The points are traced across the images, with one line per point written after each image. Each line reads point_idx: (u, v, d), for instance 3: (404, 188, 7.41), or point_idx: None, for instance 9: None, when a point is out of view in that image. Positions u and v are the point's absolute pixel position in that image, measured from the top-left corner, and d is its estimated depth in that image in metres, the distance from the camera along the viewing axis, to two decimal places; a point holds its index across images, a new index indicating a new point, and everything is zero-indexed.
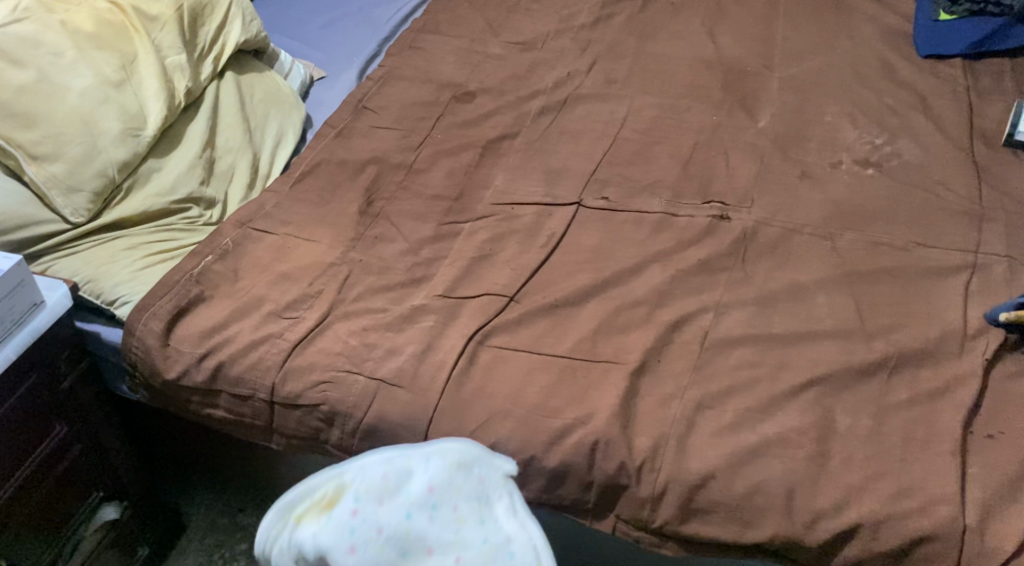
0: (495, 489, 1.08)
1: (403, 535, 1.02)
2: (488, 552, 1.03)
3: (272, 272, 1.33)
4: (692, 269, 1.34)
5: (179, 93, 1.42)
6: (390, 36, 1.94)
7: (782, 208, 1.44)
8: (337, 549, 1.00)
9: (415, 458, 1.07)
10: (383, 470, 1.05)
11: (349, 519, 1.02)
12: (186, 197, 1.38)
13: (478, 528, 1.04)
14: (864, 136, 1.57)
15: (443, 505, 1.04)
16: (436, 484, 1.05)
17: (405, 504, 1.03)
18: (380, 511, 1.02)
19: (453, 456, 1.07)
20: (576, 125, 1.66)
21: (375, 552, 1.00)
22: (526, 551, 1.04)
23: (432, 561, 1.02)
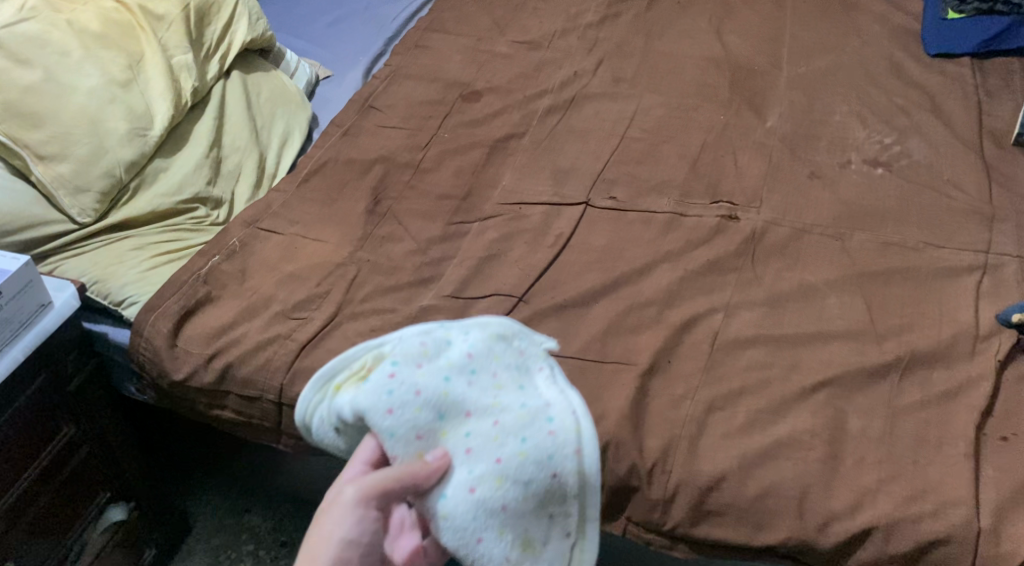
0: (536, 362, 1.12)
1: (442, 398, 1.06)
2: (526, 417, 1.06)
3: (279, 272, 1.32)
4: (702, 269, 1.33)
5: (186, 93, 1.41)
6: (396, 34, 1.93)
7: (791, 208, 1.43)
8: (375, 410, 1.04)
9: (454, 331, 1.12)
10: (422, 341, 1.10)
11: (386, 380, 1.06)
12: (193, 196, 1.37)
13: (517, 394, 1.08)
14: (873, 135, 1.57)
15: (482, 371, 1.09)
16: (476, 351, 1.10)
17: (444, 368, 1.08)
18: (418, 375, 1.07)
19: (492, 329, 1.12)
20: (584, 124, 1.65)
21: (414, 414, 1.05)
22: (564, 415, 1.07)
23: (469, 424, 1.06)
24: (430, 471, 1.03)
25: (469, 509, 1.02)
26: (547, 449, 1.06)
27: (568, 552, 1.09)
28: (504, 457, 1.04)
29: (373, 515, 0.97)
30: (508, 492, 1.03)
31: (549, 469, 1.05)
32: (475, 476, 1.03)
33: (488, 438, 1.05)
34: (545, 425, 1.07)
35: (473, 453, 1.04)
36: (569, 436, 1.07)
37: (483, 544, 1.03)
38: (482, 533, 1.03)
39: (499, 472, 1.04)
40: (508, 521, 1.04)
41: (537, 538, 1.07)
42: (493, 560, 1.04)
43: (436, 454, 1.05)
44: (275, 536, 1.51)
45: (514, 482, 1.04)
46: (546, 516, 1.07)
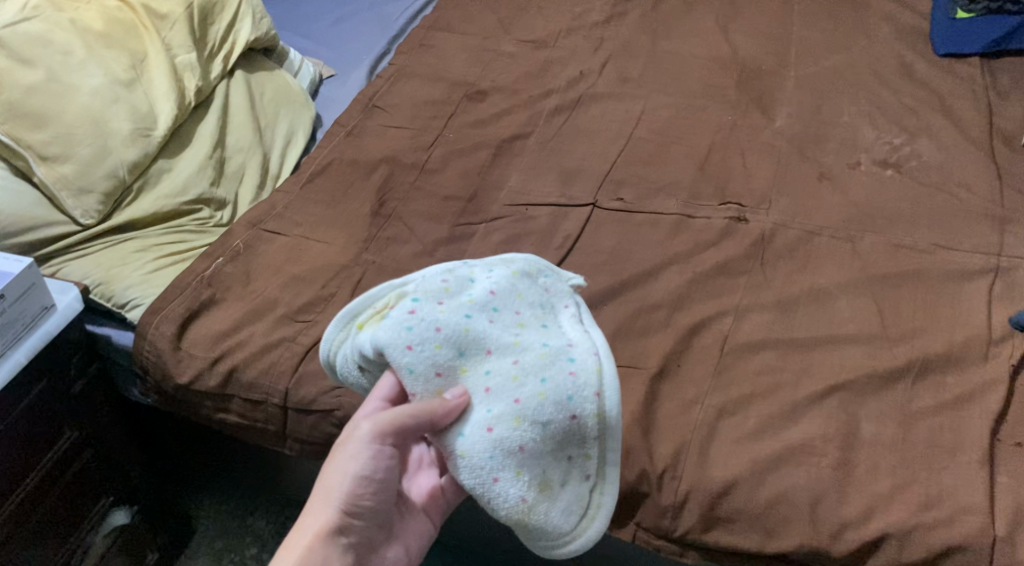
0: (561, 302, 1.11)
1: (462, 334, 1.05)
2: (547, 356, 1.05)
3: (284, 274, 1.31)
4: (711, 272, 1.32)
5: (189, 92, 1.40)
6: (400, 33, 1.91)
7: (801, 210, 1.42)
8: (393, 345, 1.04)
9: (478, 268, 1.11)
10: (445, 277, 1.09)
11: (407, 317, 1.05)
12: (197, 197, 1.36)
13: (540, 333, 1.07)
14: (883, 136, 1.55)
15: (504, 309, 1.08)
16: (499, 288, 1.08)
17: (466, 305, 1.07)
18: (439, 312, 1.06)
19: (517, 267, 1.11)
20: (591, 124, 1.64)
21: (433, 350, 1.04)
22: (587, 355, 1.06)
23: (489, 362, 1.05)
24: (448, 409, 1.03)
25: (485, 448, 1.02)
26: (567, 390, 1.04)
27: (587, 495, 1.07)
28: (523, 397, 1.03)
29: (385, 452, 1.04)
30: (526, 432, 1.02)
31: (569, 410, 1.04)
32: (493, 416, 1.03)
33: (507, 377, 1.04)
34: (567, 365, 1.05)
35: (491, 392, 1.04)
36: (590, 378, 1.05)
37: (499, 484, 1.02)
38: (499, 474, 1.02)
39: (517, 413, 1.02)
40: (525, 462, 1.03)
41: (555, 480, 1.05)
42: (509, 501, 1.03)
43: (455, 391, 1.05)
44: (280, 539, 1.49)
45: (532, 423, 1.02)
46: (565, 458, 1.06)
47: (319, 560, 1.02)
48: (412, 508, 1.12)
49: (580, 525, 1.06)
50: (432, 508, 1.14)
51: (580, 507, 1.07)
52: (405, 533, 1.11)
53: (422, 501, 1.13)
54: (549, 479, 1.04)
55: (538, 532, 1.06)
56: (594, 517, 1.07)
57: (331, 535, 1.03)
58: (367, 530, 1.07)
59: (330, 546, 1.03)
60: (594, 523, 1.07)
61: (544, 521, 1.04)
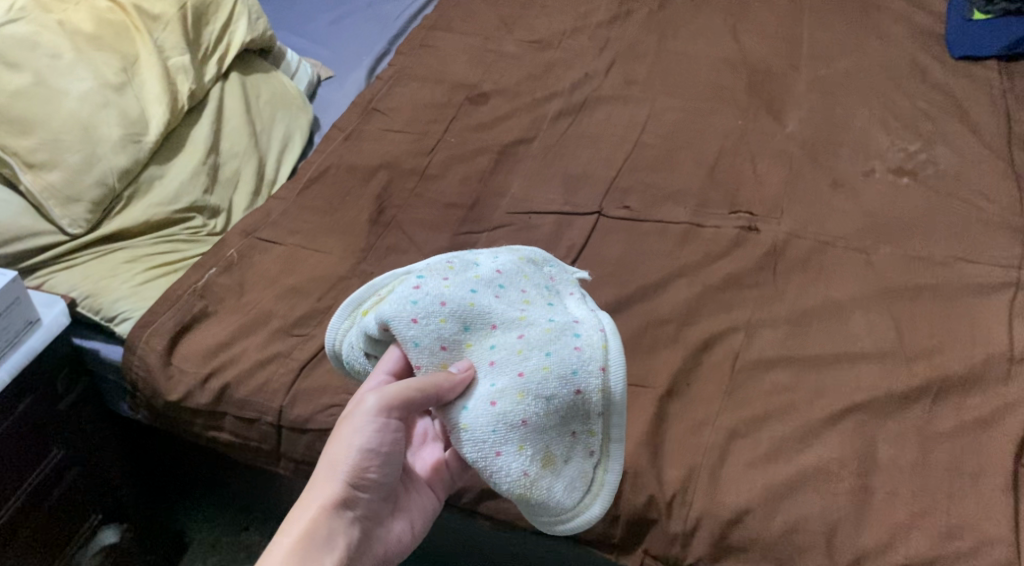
0: (566, 286, 1.07)
1: (467, 309, 1.01)
2: (552, 331, 1.00)
3: (279, 285, 1.27)
4: (721, 284, 1.28)
5: (182, 96, 1.36)
6: (400, 34, 1.87)
7: (814, 218, 1.37)
8: (397, 318, 1.00)
9: (484, 254, 1.08)
10: (451, 260, 1.06)
11: (412, 291, 1.02)
12: (190, 205, 1.32)
13: (545, 310, 1.03)
14: (897, 142, 1.51)
15: (510, 287, 1.04)
16: (505, 269, 1.05)
17: (471, 281, 1.03)
18: (444, 287, 1.02)
19: (523, 253, 1.08)
20: (596, 128, 1.59)
21: (438, 324, 1.00)
22: (592, 331, 1.01)
23: (494, 337, 1.01)
24: (455, 383, 0.99)
25: (488, 421, 0.97)
26: (572, 364, 0.99)
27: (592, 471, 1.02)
28: (528, 370, 0.98)
29: (391, 425, 1.00)
30: (530, 406, 0.97)
31: (573, 385, 0.98)
32: (497, 389, 0.98)
33: (512, 350, 0.99)
34: (572, 341, 1.00)
35: (496, 366, 0.99)
36: (596, 353, 1.00)
37: (502, 458, 0.97)
38: (502, 447, 0.97)
39: (522, 386, 0.97)
40: (529, 436, 0.97)
41: (558, 455, 0.99)
42: (511, 476, 0.98)
43: (461, 366, 1.01)
44: None
45: (537, 397, 0.97)
46: (569, 435, 1.00)
47: (324, 534, 0.97)
48: (417, 481, 1.07)
49: (583, 502, 1.01)
50: (436, 482, 1.09)
51: (583, 483, 1.02)
52: (411, 507, 1.06)
53: (427, 475, 1.08)
54: (552, 453, 0.99)
55: (540, 508, 1.00)
56: (599, 493, 1.02)
57: (336, 509, 0.98)
58: (373, 504, 1.02)
59: (336, 520, 0.98)
60: (599, 499, 1.01)
61: (546, 496, 0.98)
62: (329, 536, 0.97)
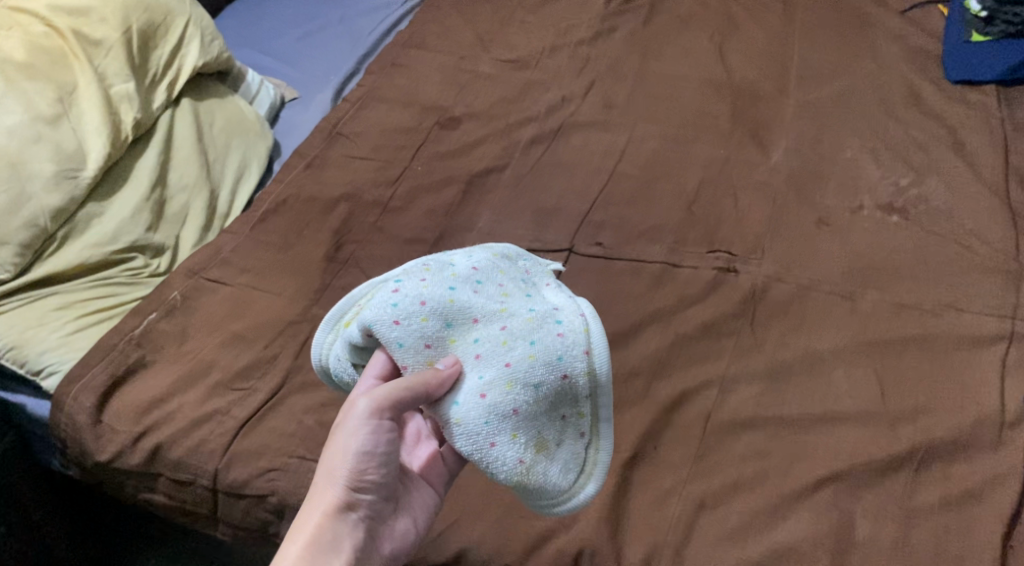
0: (542, 278, 1.07)
1: (447, 305, 0.99)
2: (534, 320, 1.00)
3: (223, 332, 1.19)
4: (696, 333, 1.20)
5: (126, 126, 1.28)
6: (370, 52, 1.78)
7: (796, 260, 1.29)
8: (379, 322, 0.98)
9: (458, 253, 1.07)
10: (426, 261, 1.05)
11: (391, 295, 1.00)
12: (130, 245, 1.24)
13: (525, 300, 1.02)
14: (888, 175, 1.42)
15: (488, 281, 1.03)
16: (481, 265, 1.04)
17: (448, 279, 1.02)
18: (423, 287, 1.00)
19: (496, 250, 1.07)
20: (570, 156, 1.51)
21: (420, 324, 0.99)
22: (573, 316, 1.01)
23: (477, 331, 0.99)
24: (443, 378, 0.97)
25: (479, 414, 0.96)
26: (556, 351, 0.98)
27: (584, 452, 1.00)
28: (514, 360, 0.97)
29: (386, 426, 0.97)
30: (519, 395, 0.96)
31: (559, 371, 0.98)
32: (485, 382, 0.96)
33: (497, 342, 0.98)
34: (554, 327, 0.99)
35: (482, 359, 0.98)
36: (579, 337, 0.99)
37: (496, 448, 0.96)
38: (495, 437, 0.96)
39: (509, 376, 0.96)
40: (521, 424, 0.96)
41: (551, 440, 0.98)
42: (507, 466, 0.96)
43: (447, 361, 0.99)
44: None
45: (525, 385, 0.96)
46: (560, 419, 0.99)
47: (328, 538, 0.95)
48: (416, 479, 1.04)
49: (580, 482, 0.99)
50: (433, 478, 1.05)
51: (576, 464, 1.00)
52: (413, 505, 1.03)
53: (424, 472, 1.05)
54: (545, 439, 0.98)
55: (538, 494, 0.99)
56: (593, 473, 1.00)
57: (340, 513, 0.96)
58: (377, 505, 0.99)
59: (341, 524, 0.96)
60: (594, 480, 1.00)
61: (544, 481, 0.97)
62: (334, 540, 0.96)
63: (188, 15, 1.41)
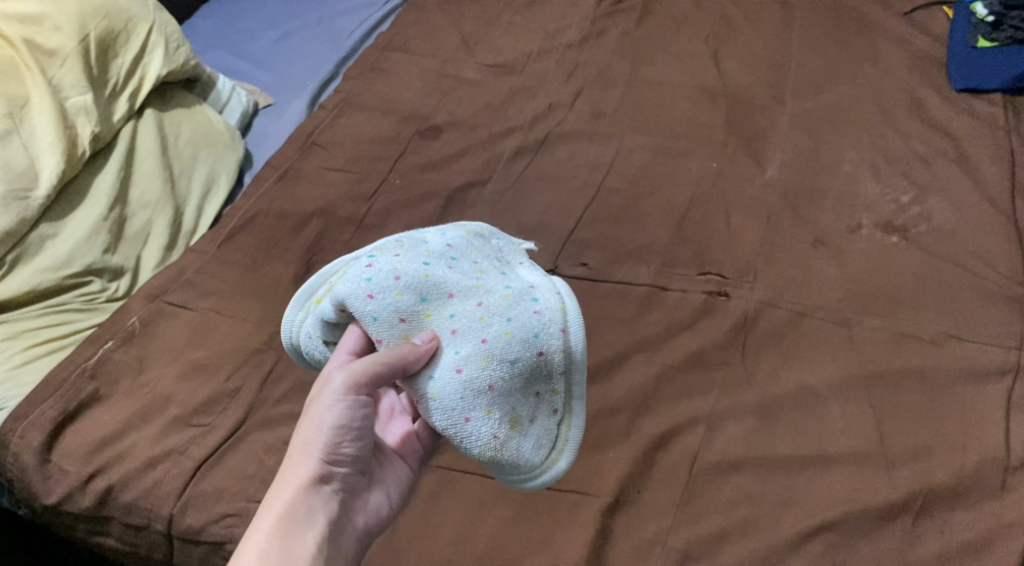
0: (514, 257, 1.05)
1: (422, 280, 0.97)
2: (511, 296, 0.97)
3: (183, 362, 1.13)
4: (684, 364, 1.13)
5: (83, 140, 1.21)
6: (349, 55, 1.71)
7: (791, 284, 1.22)
8: (353, 296, 0.95)
9: (431, 231, 1.04)
10: (399, 239, 1.02)
11: (364, 269, 0.97)
12: (86, 268, 1.18)
13: (501, 277, 1.00)
14: (888, 191, 1.36)
15: (462, 258, 1.01)
16: (455, 242, 1.02)
17: (423, 255, 0.99)
18: (397, 262, 0.98)
19: (469, 228, 1.05)
20: (556, 170, 1.45)
21: (395, 298, 0.96)
22: (549, 294, 0.98)
23: (453, 306, 0.97)
24: (420, 353, 0.94)
25: (455, 389, 0.93)
26: (532, 328, 0.96)
27: (557, 428, 0.98)
28: (490, 336, 0.94)
29: (362, 401, 0.94)
30: (496, 371, 0.93)
31: (535, 348, 0.96)
32: (461, 356, 0.94)
33: (472, 318, 0.96)
34: (531, 305, 0.97)
35: (458, 334, 0.95)
36: (556, 315, 0.97)
37: (471, 423, 0.93)
38: (470, 412, 0.93)
39: (485, 352, 0.94)
40: (496, 399, 0.94)
41: (525, 415, 0.96)
42: (480, 441, 0.94)
43: (422, 336, 0.96)
44: None
45: (501, 361, 0.94)
46: (534, 395, 0.96)
47: (303, 512, 0.92)
48: (390, 453, 1.02)
49: (552, 458, 0.97)
50: (408, 453, 1.03)
51: (549, 440, 0.98)
52: (387, 479, 1.01)
53: (399, 446, 1.03)
54: (519, 415, 0.95)
55: (510, 469, 0.96)
56: (565, 449, 0.98)
57: (314, 487, 0.94)
58: (352, 479, 0.97)
59: (315, 497, 0.94)
60: (566, 456, 0.97)
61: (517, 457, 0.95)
62: (309, 513, 0.93)
63: (151, 20, 1.33)
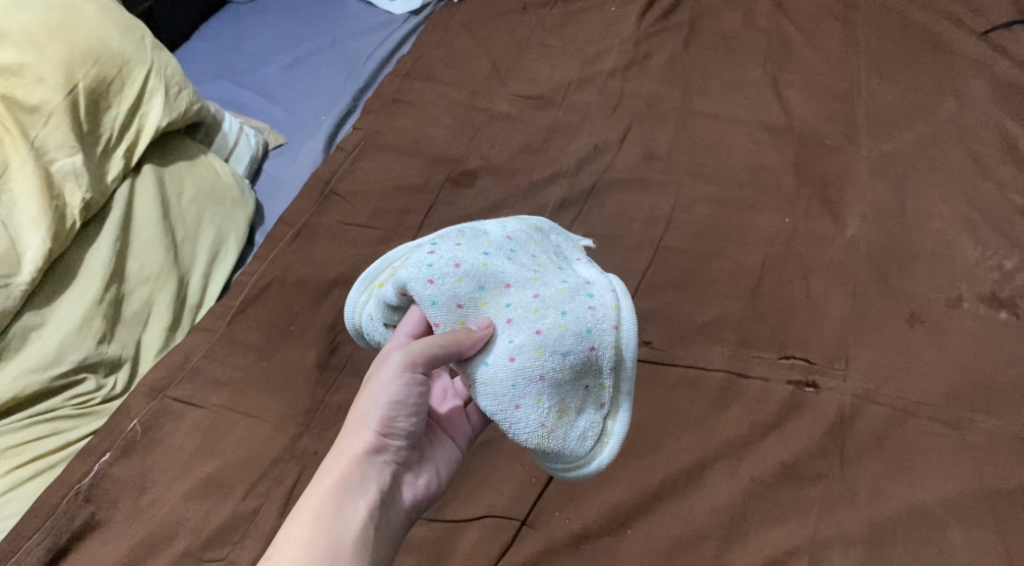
0: (573, 253, 1.00)
1: (481, 269, 0.92)
2: (567, 290, 0.93)
3: (193, 476, 0.99)
4: (776, 478, 1.01)
5: (73, 211, 1.05)
6: (368, 84, 1.54)
7: (889, 373, 1.08)
8: (414, 280, 0.91)
9: (491, 223, 1.00)
10: (461, 229, 0.98)
11: (426, 253, 0.93)
12: (78, 365, 1.02)
13: (558, 272, 0.95)
14: (989, 254, 1.19)
15: (521, 250, 0.96)
16: (515, 235, 0.97)
17: (483, 245, 0.95)
18: (458, 249, 0.93)
19: (529, 222, 1.00)
20: (607, 227, 1.28)
21: (453, 284, 0.92)
22: (605, 291, 0.94)
23: (510, 296, 0.92)
24: (475, 340, 0.90)
25: (507, 376, 0.89)
26: (586, 323, 0.91)
27: (603, 422, 0.93)
28: (545, 327, 0.90)
29: (417, 380, 0.91)
30: (548, 361, 0.89)
31: (588, 343, 0.91)
32: (515, 345, 0.90)
33: (528, 308, 0.91)
34: (586, 300, 0.92)
35: (514, 324, 0.91)
36: (610, 312, 0.92)
37: (520, 411, 0.89)
38: (521, 400, 0.89)
39: (539, 342, 0.89)
40: (547, 389, 0.89)
41: (573, 406, 0.91)
42: (528, 429, 0.90)
43: (479, 323, 0.92)
44: None
45: (554, 352, 0.89)
46: (583, 389, 0.92)
47: (356, 479, 0.89)
48: (440, 433, 0.99)
49: (596, 451, 0.92)
50: (457, 433, 1.00)
51: (595, 433, 0.93)
52: (438, 457, 0.98)
53: (450, 427, 1.00)
54: (568, 405, 0.91)
55: (554, 457, 0.92)
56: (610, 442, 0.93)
57: (369, 457, 0.90)
58: (405, 453, 0.94)
59: (370, 465, 0.90)
60: (611, 448, 0.93)
61: (562, 447, 0.91)
62: (361, 481, 0.89)
63: (149, 63, 1.15)
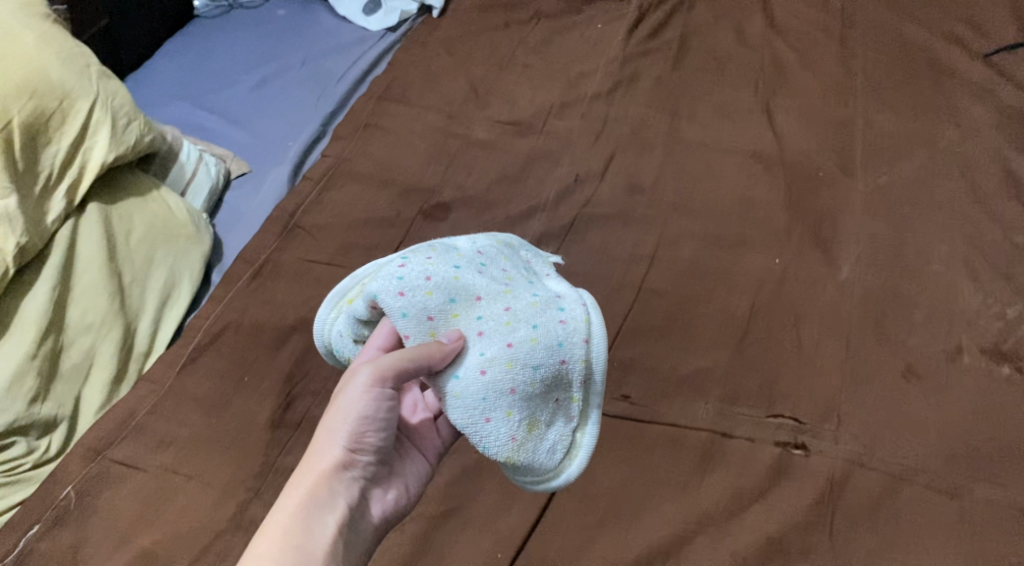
0: (544, 269, 0.94)
1: (452, 282, 0.85)
2: (538, 303, 0.86)
3: (130, 550, 0.93)
4: (759, 554, 0.94)
5: (5, 258, 0.98)
6: (339, 107, 1.46)
7: (885, 436, 1.01)
8: (384, 292, 0.84)
9: (460, 239, 0.92)
10: (430, 244, 0.90)
11: (395, 266, 0.86)
12: (7, 429, 0.95)
13: (528, 286, 0.88)
14: (992, 301, 1.11)
15: (492, 264, 0.89)
16: (485, 250, 0.90)
17: (453, 259, 0.87)
18: (428, 262, 0.86)
19: (499, 238, 0.93)
20: (586, 265, 1.21)
21: (424, 297, 0.84)
22: (576, 305, 0.87)
23: (480, 308, 0.85)
24: (446, 352, 0.83)
25: (477, 389, 0.82)
26: (557, 336, 0.84)
27: (573, 435, 0.86)
28: (516, 340, 0.83)
29: (387, 395, 0.84)
30: (520, 375, 0.82)
31: (558, 356, 0.84)
32: (486, 357, 0.82)
33: (500, 321, 0.84)
34: (556, 313, 0.86)
35: (484, 337, 0.84)
36: (580, 326, 0.86)
37: (491, 424, 0.82)
38: (491, 413, 0.82)
39: (510, 355, 0.82)
40: (518, 402, 0.82)
41: (543, 419, 0.84)
42: (498, 443, 0.83)
43: (449, 335, 0.84)
44: None
45: (525, 365, 0.82)
46: (552, 403, 0.85)
47: (324, 495, 0.83)
48: (410, 447, 0.92)
49: (565, 465, 0.86)
50: (428, 449, 0.92)
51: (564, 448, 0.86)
52: (409, 472, 0.91)
53: (420, 442, 0.93)
54: (538, 418, 0.84)
55: (523, 471, 0.85)
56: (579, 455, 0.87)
57: (337, 473, 0.84)
58: (374, 469, 0.87)
59: (339, 481, 0.84)
60: (580, 462, 0.86)
61: (532, 461, 0.84)
62: (329, 498, 0.83)
63: (94, 93, 1.07)
